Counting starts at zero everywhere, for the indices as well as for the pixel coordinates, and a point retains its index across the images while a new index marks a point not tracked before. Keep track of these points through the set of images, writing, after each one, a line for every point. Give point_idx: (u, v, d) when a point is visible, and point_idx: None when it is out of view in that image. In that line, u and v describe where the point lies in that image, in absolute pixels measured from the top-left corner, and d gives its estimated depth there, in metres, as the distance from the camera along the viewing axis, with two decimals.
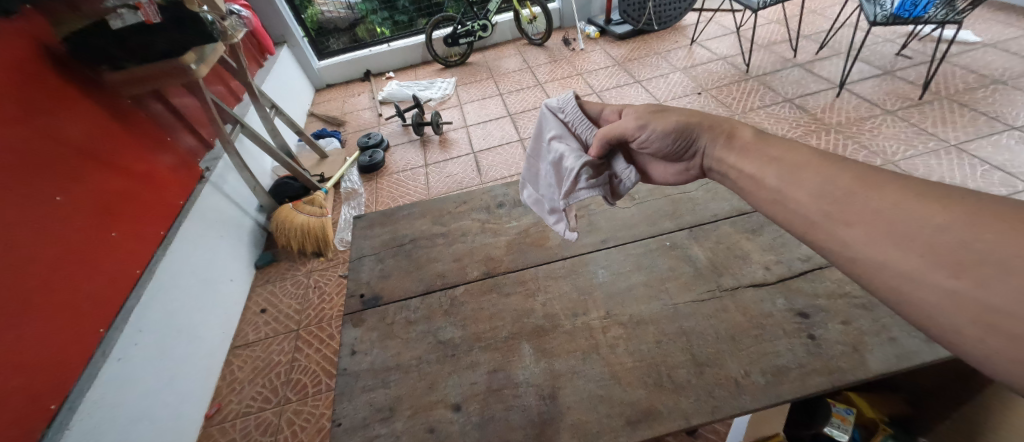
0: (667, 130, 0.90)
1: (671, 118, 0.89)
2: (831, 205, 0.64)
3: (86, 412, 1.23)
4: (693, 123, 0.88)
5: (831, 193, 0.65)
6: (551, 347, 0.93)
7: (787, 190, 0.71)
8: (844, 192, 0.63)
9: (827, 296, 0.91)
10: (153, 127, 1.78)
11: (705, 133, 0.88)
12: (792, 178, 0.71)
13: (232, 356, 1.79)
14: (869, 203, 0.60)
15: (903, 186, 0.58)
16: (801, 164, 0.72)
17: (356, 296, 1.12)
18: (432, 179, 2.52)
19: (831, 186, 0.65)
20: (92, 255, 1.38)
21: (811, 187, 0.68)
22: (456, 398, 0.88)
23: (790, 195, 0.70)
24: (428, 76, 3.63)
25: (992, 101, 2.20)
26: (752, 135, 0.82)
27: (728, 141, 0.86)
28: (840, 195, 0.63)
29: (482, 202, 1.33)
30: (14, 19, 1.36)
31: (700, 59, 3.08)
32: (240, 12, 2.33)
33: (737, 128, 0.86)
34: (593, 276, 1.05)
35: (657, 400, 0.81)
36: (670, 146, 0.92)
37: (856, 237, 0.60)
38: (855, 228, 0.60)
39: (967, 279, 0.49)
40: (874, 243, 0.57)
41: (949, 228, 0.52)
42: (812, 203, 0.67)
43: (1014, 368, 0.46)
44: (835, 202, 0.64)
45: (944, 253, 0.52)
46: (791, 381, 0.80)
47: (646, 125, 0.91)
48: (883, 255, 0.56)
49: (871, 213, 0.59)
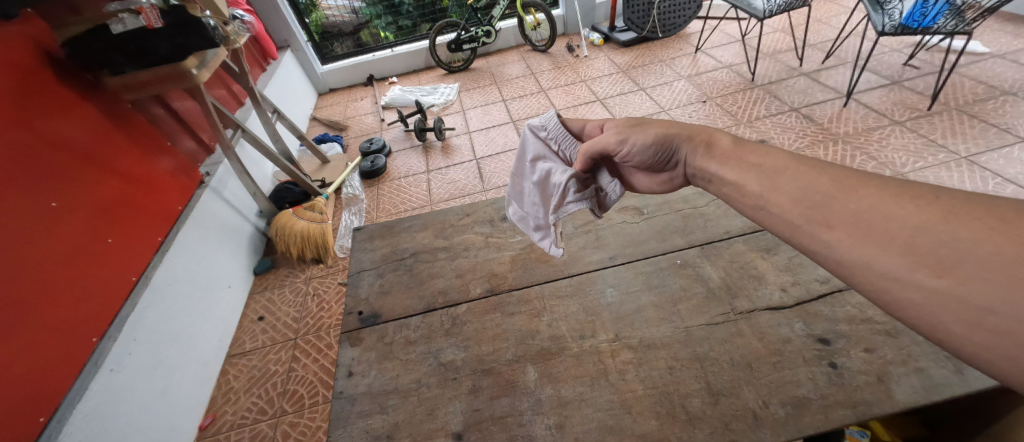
0: (648, 143, 0.85)
1: (651, 130, 0.85)
2: (812, 209, 0.63)
3: (77, 423, 1.18)
4: (673, 134, 0.84)
5: (811, 197, 0.64)
6: (557, 372, 0.88)
7: (770, 194, 0.69)
8: (823, 196, 0.63)
9: (847, 322, 0.86)
10: (153, 131, 1.75)
11: (682, 144, 0.84)
12: (773, 182, 0.69)
13: (228, 365, 1.74)
14: (850, 205, 0.60)
15: (883, 188, 0.59)
16: (780, 168, 0.70)
17: (355, 313, 1.08)
18: (433, 186, 2.48)
19: (811, 189, 0.64)
20: (88, 261, 1.34)
21: (793, 191, 0.66)
22: (456, 426, 0.83)
23: (771, 199, 0.68)
24: (431, 82, 3.61)
25: (1002, 112, 2.16)
26: (730, 143, 0.79)
27: (707, 150, 0.81)
28: (819, 199, 0.63)
29: (486, 214, 1.29)
30: (14, 22, 1.34)
31: (704, 67, 3.05)
32: (243, 17, 2.28)
33: (715, 136, 0.82)
34: (601, 295, 1.01)
35: (670, 432, 0.77)
36: (652, 158, 0.87)
37: (840, 239, 0.59)
38: (839, 230, 0.59)
39: (950, 278, 0.50)
40: (859, 245, 0.57)
41: (926, 228, 0.53)
42: (794, 206, 0.65)
43: (1006, 363, 0.47)
44: (815, 206, 0.63)
45: (925, 253, 0.52)
46: (813, 414, 0.75)
47: (625, 139, 0.87)
48: (869, 255, 0.56)
49: (854, 216, 0.59)
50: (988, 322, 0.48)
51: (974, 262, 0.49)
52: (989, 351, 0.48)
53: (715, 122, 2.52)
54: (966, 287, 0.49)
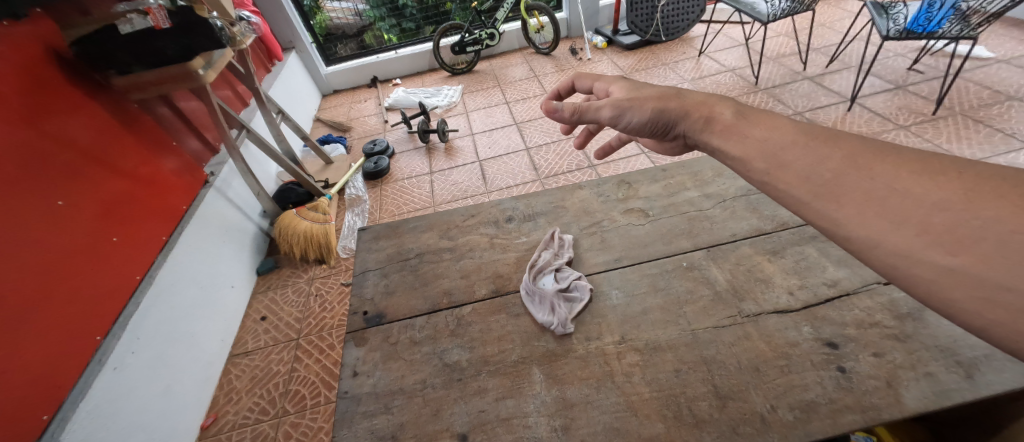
0: (643, 120, 0.79)
1: (648, 105, 0.78)
2: (820, 187, 0.59)
3: (80, 423, 1.18)
4: (670, 109, 0.76)
5: (819, 175, 0.59)
6: (563, 373, 0.88)
7: (774, 172, 0.63)
8: (833, 174, 0.58)
9: (855, 326, 0.86)
10: (158, 130, 1.75)
11: (680, 120, 0.76)
12: (778, 159, 0.64)
13: (231, 365, 1.74)
14: (861, 183, 0.56)
15: (897, 163, 0.55)
16: (786, 144, 0.64)
17: (360, 313, 1.07)
18: (437, 187, 2.49)
19: (819, 167, 0.60)
20: (92, 260, 1.34)
21: (799, 168, 0.61)
22: (461, 427, 0.83)
23: (776, 176, 0.63)
24: (435, 84, 3.62)
25: (1008, 117, 2.15)
26: (732, 116, 0.71)
27: (706, 124, 0.74)
28: (829, 178, 0.58)
29: (491, 215, 1.29)
30: (23, 22, 1.35)
31: (707, 70, 3.05)
32: (249, 18, 2.29)
33: (716, 109, 0.73)
34: (607, 297, 1.00)
35: (677, 435, 0.77)
36: (649, 134, 0.81)
37: (848, 216, 0.56)
38: (849, 207, 0.56)
39: (965, 257, 0.48)
40: (871, 222, 0.54)
41: (945, 206, 0.50)
42: (801, 184, 0.60)
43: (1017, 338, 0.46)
44: (824, 184, 0.59)
45: (941, 232, 0.50)
46: (821, 419, 0.75)
47: (622, 113, 0.80)
48: (879, 232, 0.53)
49: (865, 194, 0.55)
50: (1003, 299, 0.46)
51: (995, 240, 0.47)
52: (1005, 330, 0.47)
53: None
54: (982, 266, 0.47)
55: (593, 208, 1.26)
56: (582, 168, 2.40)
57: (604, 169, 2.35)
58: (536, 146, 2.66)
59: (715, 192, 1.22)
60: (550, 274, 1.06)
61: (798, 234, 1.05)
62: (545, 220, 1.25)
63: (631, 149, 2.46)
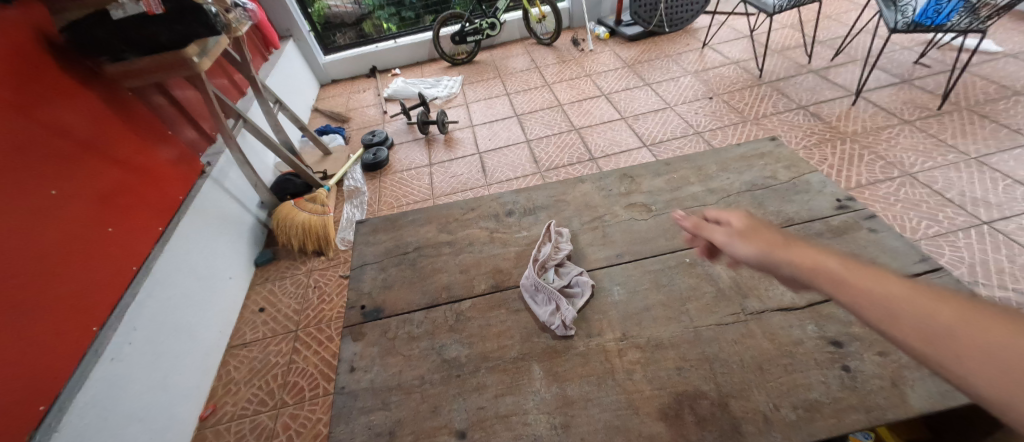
0: (751, 253, 0.70)
1: (758, 239, 0.71)
2: (929, 339, 0.48)
3: (78, 414, 1.17)
4: (779, 250, 0.67)
5: (929, 325, 0.49)
6: (563, 370, 0.87)
7: (877, 316, 0.52)
8: (946, 325, 0.48)
9: (861, 324, 0.84)
10: (154, 120, 1.73)
11: (785, 267, 0.66)
12: (882, 305, 0.53)
13: (229, 356, 1.73)
14: (981, 338, 0.45)
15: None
16: (895, 293, 0.53)
17: (357, 307, 1.06)
18: (436, 179, 2.46)
19: (930, 318, 0.49)
20: (87, 251, 1.32)
21: (905, 316, 0.50)
22: (459, 424, 0.82)
23: (882, 325, 0.52)
24: (435, 74, 3.57)
25: (1013, 113, 2.12)
26: (841, 262, 0.60)
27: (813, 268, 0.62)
28: (940, 330, 0.48)
29: (491, 209, 1.28)
30: (13, 7, 1.32)
31: (711, 63, 3.01)
32: (245, 4, 2.24)
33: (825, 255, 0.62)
34: (608, 293, 0.99)
35: (679, 433, 0.75)
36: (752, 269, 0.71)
37: (969, 373, 0.44)
38: (968, 363, 0.45)
39: None
40: (992, 380, 0.42)
41: None
42: (910, 332, 0.49)
43: None
44: (937, 337, 0.48)
45: None
46: (825, 418, 0.73)
47: (732, 241, 0.74)
48: (1002, 394, 0.41)
49: (985, 349, 0.44)
50: None
51: None
52: None
53: (722, 119, 2.49)
54: None
55: (594, 203, 1.24)
56: (583, 162, 2.37)
57: (605, 163, 2.33)
58: (536, 138, 2.63)
59: (718, 187, 1.20)
60: (552, 269, 1.04)
61: (803, 230, 1.04)
62: (545, 214, 1.24)
63: (631, 142, 2.44)
